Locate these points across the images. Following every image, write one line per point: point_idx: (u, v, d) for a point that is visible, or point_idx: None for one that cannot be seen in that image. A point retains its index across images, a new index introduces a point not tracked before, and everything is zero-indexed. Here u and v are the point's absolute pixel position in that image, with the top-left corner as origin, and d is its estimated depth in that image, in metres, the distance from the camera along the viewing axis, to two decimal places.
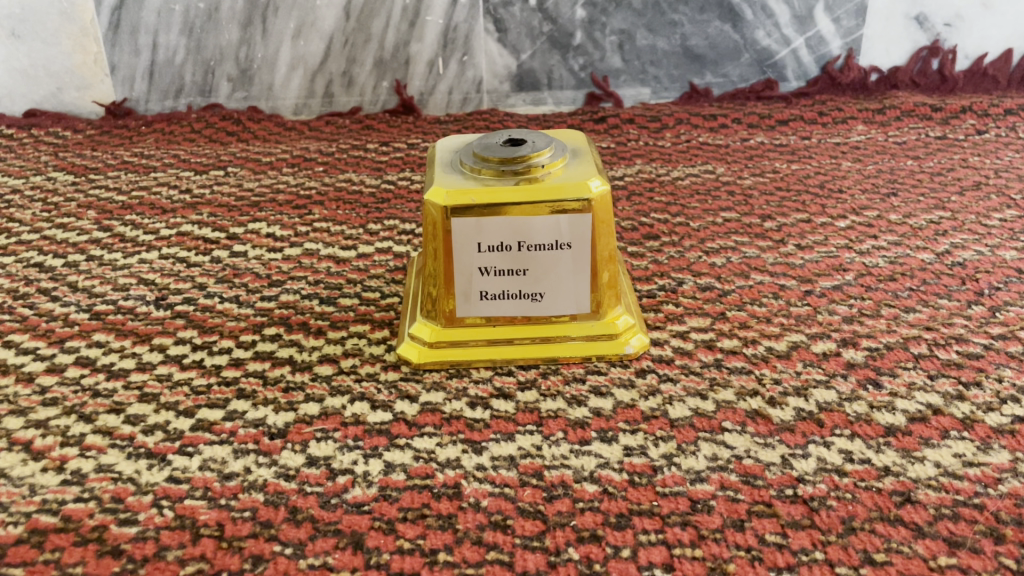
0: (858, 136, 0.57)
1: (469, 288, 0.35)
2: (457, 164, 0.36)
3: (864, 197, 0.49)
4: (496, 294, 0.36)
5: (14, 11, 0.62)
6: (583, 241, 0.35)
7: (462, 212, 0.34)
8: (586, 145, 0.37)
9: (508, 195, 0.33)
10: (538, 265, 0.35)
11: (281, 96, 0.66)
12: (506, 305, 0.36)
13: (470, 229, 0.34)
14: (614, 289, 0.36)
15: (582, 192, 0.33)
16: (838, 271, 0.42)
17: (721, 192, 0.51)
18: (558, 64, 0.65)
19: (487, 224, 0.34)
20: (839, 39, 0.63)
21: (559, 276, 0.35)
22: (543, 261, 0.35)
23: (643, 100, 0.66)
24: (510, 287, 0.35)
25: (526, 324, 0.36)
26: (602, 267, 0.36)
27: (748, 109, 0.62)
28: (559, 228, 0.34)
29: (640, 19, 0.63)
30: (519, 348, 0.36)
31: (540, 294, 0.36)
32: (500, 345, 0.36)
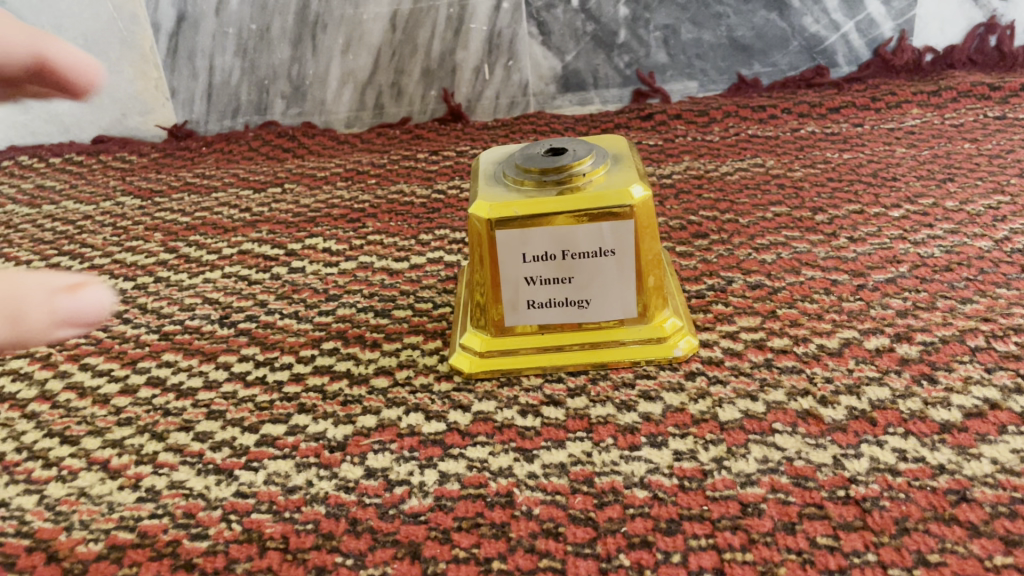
0: (913, 120, 0.56)
1: (516, 296, 0.36)
2: (500, 176, 0.36)
3: (919, 184, 0.48)
4: (544, 300, 0.36)
5: (77, 43, 0.64)
6: (626, 246, 0.35)
7: (505, 222, 0.34)
8: (627, 150, 0.37)
9: (551, 205, 0.34)
10: (582, 271, 0.36)
11: (333, 110, 0.67)
12: (553, 313, 0.36)
13: (513, 240, 0.35)
14: (661, 292, 0.37)
15: (624, 199, 0.34)
16: (891, 263, 0.41)
17: (771, 186, 0.50)
18: (604, 62, 0.65)
19: (530, 233, 0.35)
20: (891, 21, 0.62)
21: (604, 283, 0.36)
22: (588, 268, 0.35)
23: (691, 94, 0.66)
24: (557, 295, 0.36)
25: (574, 331, 0.37)
26: (648, 272, 0.36)
27: (798, 98, 0.61)
28: (602, 235, 0.35)
29: (684, 14, 0.63)
30: (568, 354, 0.37)
31: (586, 301, 0.36)
32: (550, 351, 0.37)
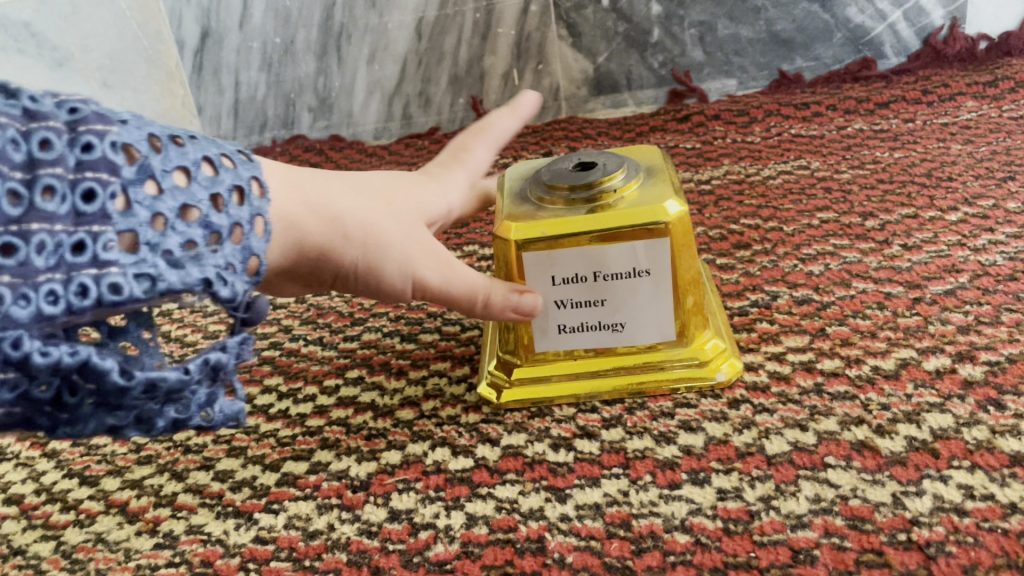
0: (968, 114, 0.52)
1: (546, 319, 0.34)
2: (525, 193, 0.34)
3: (977, 184, 0.45)
4: (576, 324, 0.34)
5: (103, 63, 0.62)
6: (662, 264, 0.33)
7: (531, 241, 0.32)
8: (660, 162, 0.35)
9: (581, 223, 0.32)
10: (616, 291, 0.34)
11: (360, 122, 0.66)
12: (586, 337, 0.35)
13: (541, 260, 0.33)
14: (700, 312, 0.34)
15: (658, 215, 0.32)
16: (950, 273, 0.38)
17: (817, 189, 0.47)
18: (637, 63, 0.63)
19: (558, 252, 0.33)
20: (941, 8, 0.59)
21: (639, 305, 0.34)
22: (621, 289, 0.33)
23: (729, 92, 0.63)
24: (589, 319, 0.34)
25: (610, 355, 0.35)
26: (686, 290, 0.34)
27: (844, 93, 0.58)
28: (636, 254, 0.33)
29: (720, 9, 0.60)
30: (604, 381, 0.35)
31: (620, 324, 0.34)
32: (584, 378, 0.35)
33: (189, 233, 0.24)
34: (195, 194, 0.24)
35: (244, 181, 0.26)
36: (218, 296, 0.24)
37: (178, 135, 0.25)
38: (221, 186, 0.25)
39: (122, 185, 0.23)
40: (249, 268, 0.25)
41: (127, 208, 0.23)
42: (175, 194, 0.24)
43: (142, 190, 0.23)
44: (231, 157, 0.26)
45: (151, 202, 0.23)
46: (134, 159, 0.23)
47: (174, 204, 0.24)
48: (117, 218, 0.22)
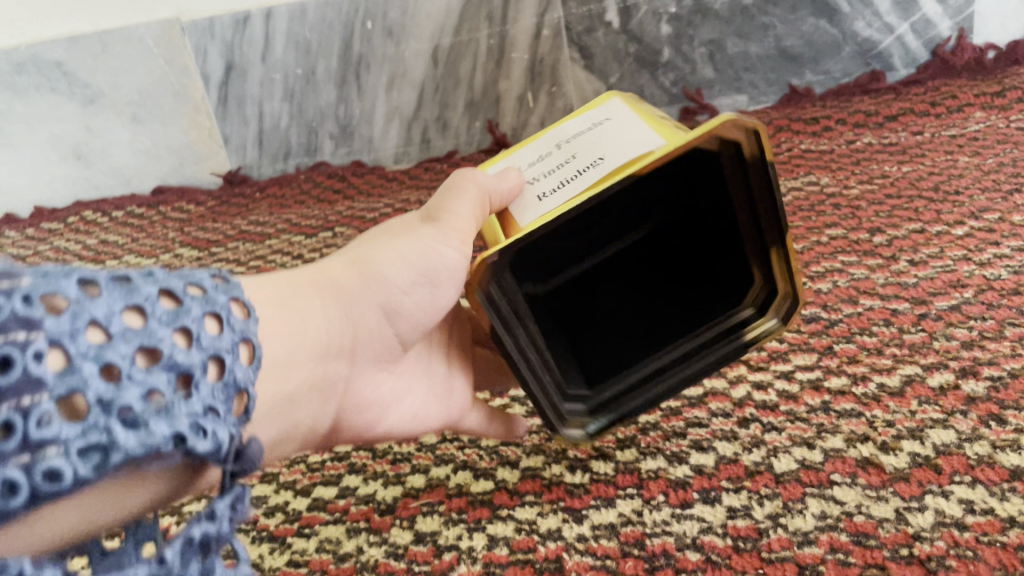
0: (977, 125, 0.53)
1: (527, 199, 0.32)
2: None
3: (984, 197, 0.45)
4: (557, 187, 0.31)
5: (134, 98, 0.67)
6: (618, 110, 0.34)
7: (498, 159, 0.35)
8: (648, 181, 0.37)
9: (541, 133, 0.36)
10: (590, 143, 0.32)
11: (381, 147, 0.68)
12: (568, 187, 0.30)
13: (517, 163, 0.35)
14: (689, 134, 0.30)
15: (603, 99, 0.36)
16: (955, 288, 0.39)
17: (826, 206, 0.48)
18: (649, 82, 0.64)
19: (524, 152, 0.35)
20: (948, 19, 0.60)
21: (613, 136, 0.32)
22: (592, 137, 0.32)
23: (740, 108, 0.64)
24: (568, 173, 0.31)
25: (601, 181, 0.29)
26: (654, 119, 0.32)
27: (853, 106, 0.59)
28: (595, 118, 0.34)
29: (730, 27, 0.61)
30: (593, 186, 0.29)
31: (601, 156, 0.31)
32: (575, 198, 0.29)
33: (158, 378, 0.19)
34: (154, 332, 0.20)
35: (209, 313, 0.21)
36: (196, 452, 0.19)
37: (120, 273, 0.20)
38: (184, 319, 0.20)
39: (53, 335, 0.18)
40: (225, 409, 0.21)
41: (68, 360, 0.18)
42: (128, 334, 0.19)
43: (84, 338, 0.18)
44: (198, 284, 0.22)
45: (99, 351, 0.18)
46: (59, 306, 0.18)
47: (130, 346, 0.19)
48: (53, 379, 0.17)
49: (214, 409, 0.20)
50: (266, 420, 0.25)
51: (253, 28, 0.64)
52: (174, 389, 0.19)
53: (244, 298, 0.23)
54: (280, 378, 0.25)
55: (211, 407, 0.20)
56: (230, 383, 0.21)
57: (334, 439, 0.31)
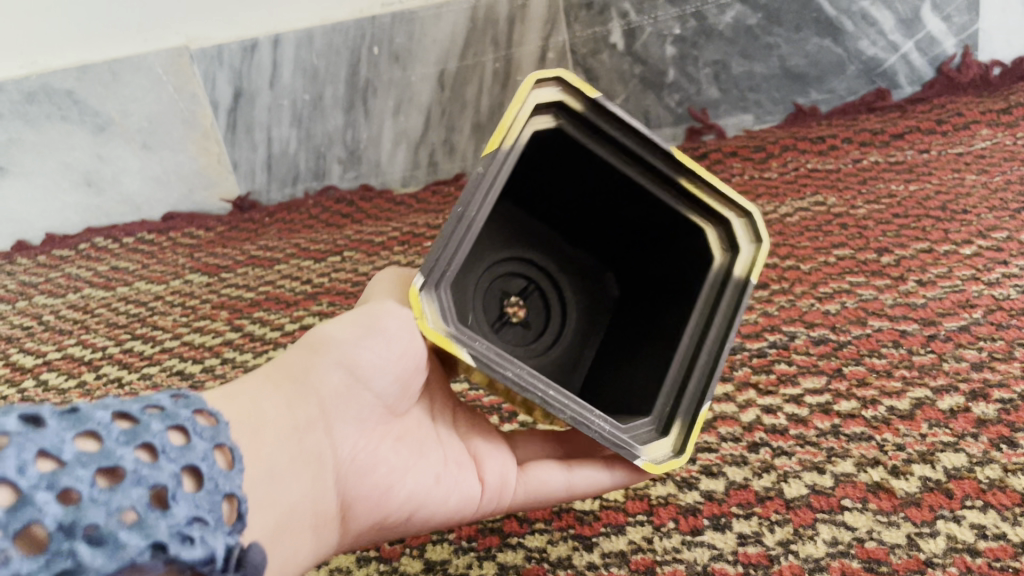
0: (983, 142, 0.53)
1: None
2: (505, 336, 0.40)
3: (991, 216, 0.45)
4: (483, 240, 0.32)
5: (143, 126, 0.68)
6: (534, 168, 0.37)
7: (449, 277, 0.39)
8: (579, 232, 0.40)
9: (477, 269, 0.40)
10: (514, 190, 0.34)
11: (388, 171, 0.68)
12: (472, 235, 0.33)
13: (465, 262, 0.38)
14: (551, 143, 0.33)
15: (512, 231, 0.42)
16: (964, 308, 0.39)
17: (833, 226, 0.48)
18: (654, 103, 0.64)
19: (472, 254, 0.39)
20: (952, 37, 0.60)
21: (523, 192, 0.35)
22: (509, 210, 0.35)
23: (746, 127, 0.64)
24: None
25: None
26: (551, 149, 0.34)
27: (859, 124, 0.59)
28: None
29: (733, 48, 0.61)
30: None
31: None
32: None
33: (126, 496, 0.19)
34: (111, 453, 0.20)
35: (170, 426, 0.22)
36: (179, 561, 0.19)
37: (64, 405, 0.20)
38: (139, 437, 0.21)
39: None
40: (212, 512, 0.21)
41: (18, 494, 0.17)
42: (84, 459, 0.19)
43: (35, 469, 0.18)
44: (148, 404, 0.23)
45: (52, 480, 0.18)
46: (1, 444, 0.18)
47: (89, 470, 0.19)
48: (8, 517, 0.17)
49: (191, 512, 0.20)
50: (256, 505, 0.24)
51: (261, 55, 0.64)
52: (144, 503, 0.19)
53: (209, 408, 0.24)
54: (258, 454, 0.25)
55: (192, 509, 0.20)
56: (209, 487, 0.22)
57: (354, 532, 0.29)
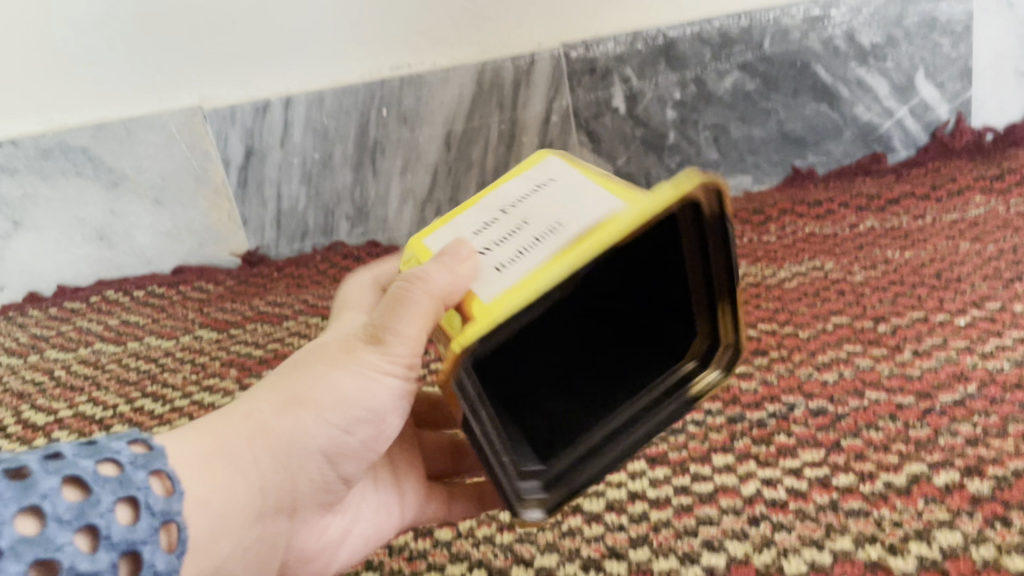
0: (976, 209, 0.55)
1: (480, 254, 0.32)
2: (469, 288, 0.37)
3: (985, 286, 0.47)
4: (514, 259, 0.31)
5: (156, 182, 0.69)
6: (568, 170, 0.35)
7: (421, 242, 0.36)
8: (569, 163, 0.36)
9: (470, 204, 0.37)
10: (543, 203, 0.33)
11: (396, 228, 0.70)
12: (515, 250, 0.31)
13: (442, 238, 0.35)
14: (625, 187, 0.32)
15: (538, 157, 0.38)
16: (958, 381, 0.40)
17: (830, 293, 0.49)
18: (655, 163, 0.66)
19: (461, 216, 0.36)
20: (945, 104, 0.61)
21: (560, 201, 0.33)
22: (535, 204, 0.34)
23: (746, 187, 0.65)
24: (520, 241, 0.32)
25: (567, 246, 0.29)
26: (606, 182, 0.33)
27: (856, 188, 0.61)
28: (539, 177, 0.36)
29: (732, 112, 0.63)
30: (557, 258, 0.29)
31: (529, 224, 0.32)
32: (537, 271, 0.28)
33: None
34: (49, 540, 0.22)
35: (119, 500, 0.25)
36: None
37: (16, 486, 0.23)
38: (79, 520, 0.23)
39: None
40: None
41: None
42: (21, 547, 0.22)
43: None
44: (100, 472, 0.25)
45: None
46: None
47: (25, 560, 0.22)
48: None
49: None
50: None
51: (273, 115, 0.66)
52: None
53: (165, 475, 0.27)
54: (212, 552, 0.28)
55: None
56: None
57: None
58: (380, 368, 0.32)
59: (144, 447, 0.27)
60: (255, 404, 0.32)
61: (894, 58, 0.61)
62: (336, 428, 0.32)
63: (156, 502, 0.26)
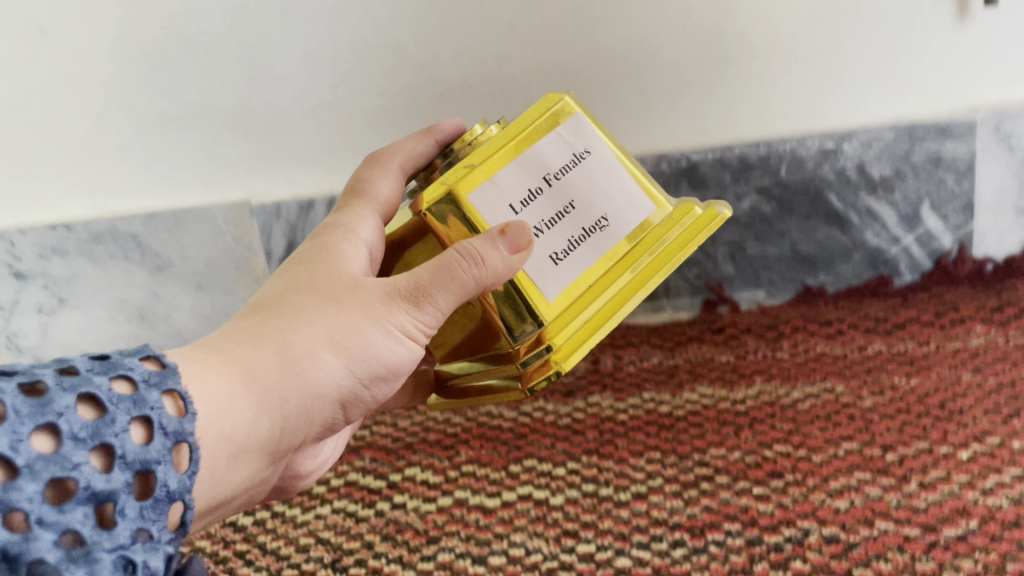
0: (977, 339, 0.58)
1: (540, 239, 0.42)
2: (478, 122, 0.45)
3: (986, 420, 0.50)
4: (567, 251, 0.42)
5: (201, 269, 0.75)
6: (595, 139, 0.44)
7: (466, 198, 0.41)
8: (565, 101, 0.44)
9: (498, 141, 0.42)
10: (582, 189, 0.43)
11: None
12: (562, 233, 0.42)
13: (485, 199, 0.41)
14: (649, 189, 0.45)
15: (554, 98, 0.44)
16: (961, 516, 0.43)
17: (841, 417, 0.53)
18: (674, 275, 0.69)
19: (499, 173, 0.42)
20: (949, 234, 0.66)
21: (597, 182, 0.43)
22: (573, 177, 0.43)
23: (759, 301, 0.69)
24: (572, 233, 0.43)
25: (625, 257, 0.43)
26: (630, 170, 0.45)
27: (864, 310, 0.65)
28: (568, 142, 0.43)
29: (749, 231, 0.68)
30: (609, 272, 0.43)
31: (571, 204, 0.43)
32: (598, 280, 0.43)
33: (78, 508, 0.27)
34: (73, 456, 0.27)
35: (132, 424, 0.30)
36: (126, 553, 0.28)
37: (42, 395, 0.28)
38: (99, 438, 0.28)
39: None
40: (155, 521, 0.30)
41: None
42: (49, 458, 0.27)
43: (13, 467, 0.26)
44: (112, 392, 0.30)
45: (27, 479, 0.26)
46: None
47: (53, 469, 0.27)
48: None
49: (130, 514, 0.29)
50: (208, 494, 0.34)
51: (315, 213, 0.73)
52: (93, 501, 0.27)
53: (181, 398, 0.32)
54: (225, 482, 0.35)
55: (132, 522, 0.29)
56: (156, 494, 0.30)
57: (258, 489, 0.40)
58: (403, 330, 0.40)
59: (156, 365, 0.33)
60: (298, 331, 0.38)
61: (901, 190, 0.65)
62: (351, 372, 0.39)
63: (168, 423, 0.31)
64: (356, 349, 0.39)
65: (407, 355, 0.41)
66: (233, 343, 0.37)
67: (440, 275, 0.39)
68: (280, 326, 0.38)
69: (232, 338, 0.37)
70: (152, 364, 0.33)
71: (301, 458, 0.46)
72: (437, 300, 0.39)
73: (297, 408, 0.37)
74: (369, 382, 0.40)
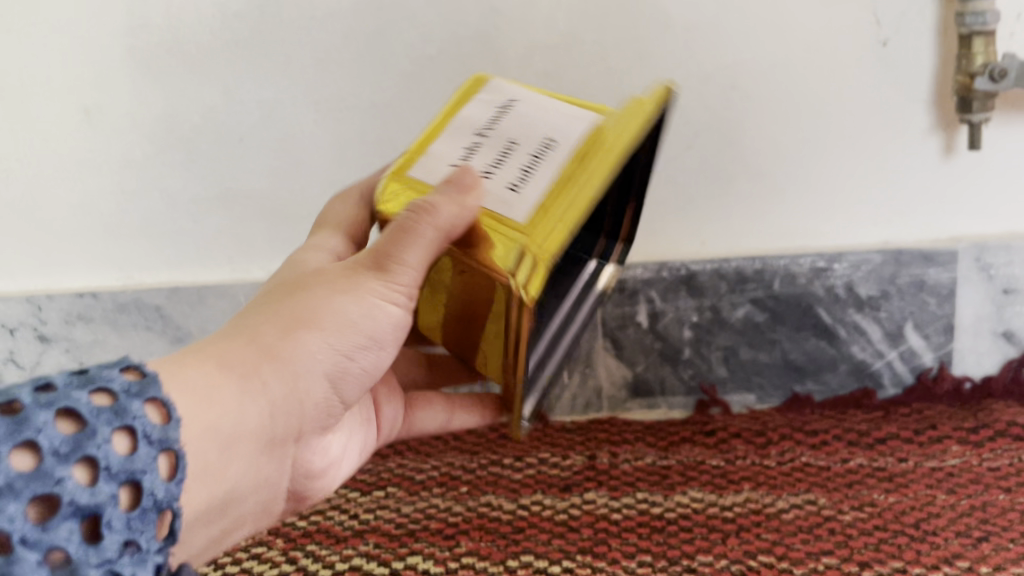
0: (953, 459, 0.62)
1: (495, 182, 0.46)
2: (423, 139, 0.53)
3: (957, 543, 0.54)
4: (522, 177, 0.46)
5: None
6: (517, 92, 0.51)
7: (404, 175, 0.49)
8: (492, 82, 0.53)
9: (432, 129, 0.51)
10: (520, 129, 0.48)
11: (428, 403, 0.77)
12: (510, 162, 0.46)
13: (425, 169, 0.48)
14: (591, 104, 0.49)
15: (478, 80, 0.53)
16: None
17: (822, 531, 0.56)
18: (670, 374, 0.73)
19: (431, 147, 0.49)
20: (930, 352, 0.70)
21: (537, 120, 0.48)
22: (511, 124, 0.48)
23: (749, 403, 0.73)
24: (521, 161, 0.46)
25: (582, 150, 0.46)
26: (558, 99, 0.50)
27: (848, 421, 0.68)
28: (497, 101, 0.50)
29: (742, 338, 0.71)
30: (581, 173, 0.45)
31: (513, 141, 0.47)
32: (565, 183, 0.45)
33: (64, 528, 0.31)
34: (61, 474, 0.31)
35: (116, 438, 0.34)
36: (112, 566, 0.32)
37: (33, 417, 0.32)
38: (83, 457, 0.32)
39: None
40: (142, 530, 0.34)
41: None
42: (38, 480, 0.31)
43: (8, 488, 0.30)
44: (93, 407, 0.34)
45: (19, 499, 0.30)
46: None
47: (42, 489, 0.31)
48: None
49: (117, 523, 0.33)
50: (206, 467, 0.40)
51: None
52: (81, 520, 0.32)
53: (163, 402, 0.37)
54: (222, 457, 0.41)
55: (119, 534, 0.33)
56: (144, 502, 0.34)
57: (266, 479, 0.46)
58: (374, 297, 0.46)
59: (137, 374, 0.37)
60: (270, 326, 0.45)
61: (887, 309, 0.69)
62: (330, 346, 0.46)
63: (150, 430, 0.35)
64: (328, 322, 0.45)
65: (387, 325, 0.47)
66: (214, 346, 0.43)
67: (397, 236, 0.45)
68: (257, 324, 0.45)
69: (215, 342, 0.44)
70: (133, 374, 0.37)
71: (307, 453, 0.50)
72: (400, 261, 0.45)
73: (281, 380, 0.44)
74: (351, 350, 0.47)
